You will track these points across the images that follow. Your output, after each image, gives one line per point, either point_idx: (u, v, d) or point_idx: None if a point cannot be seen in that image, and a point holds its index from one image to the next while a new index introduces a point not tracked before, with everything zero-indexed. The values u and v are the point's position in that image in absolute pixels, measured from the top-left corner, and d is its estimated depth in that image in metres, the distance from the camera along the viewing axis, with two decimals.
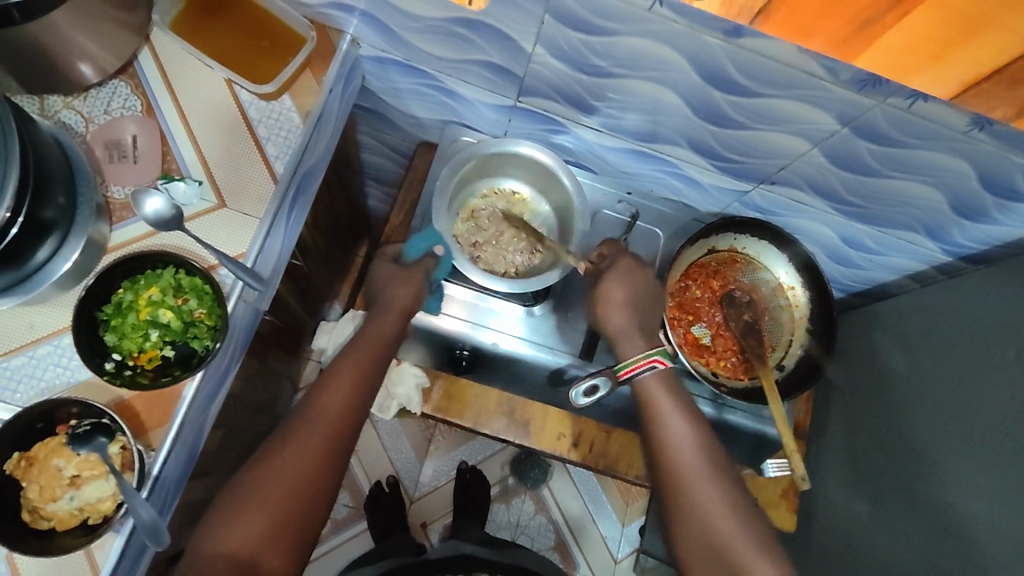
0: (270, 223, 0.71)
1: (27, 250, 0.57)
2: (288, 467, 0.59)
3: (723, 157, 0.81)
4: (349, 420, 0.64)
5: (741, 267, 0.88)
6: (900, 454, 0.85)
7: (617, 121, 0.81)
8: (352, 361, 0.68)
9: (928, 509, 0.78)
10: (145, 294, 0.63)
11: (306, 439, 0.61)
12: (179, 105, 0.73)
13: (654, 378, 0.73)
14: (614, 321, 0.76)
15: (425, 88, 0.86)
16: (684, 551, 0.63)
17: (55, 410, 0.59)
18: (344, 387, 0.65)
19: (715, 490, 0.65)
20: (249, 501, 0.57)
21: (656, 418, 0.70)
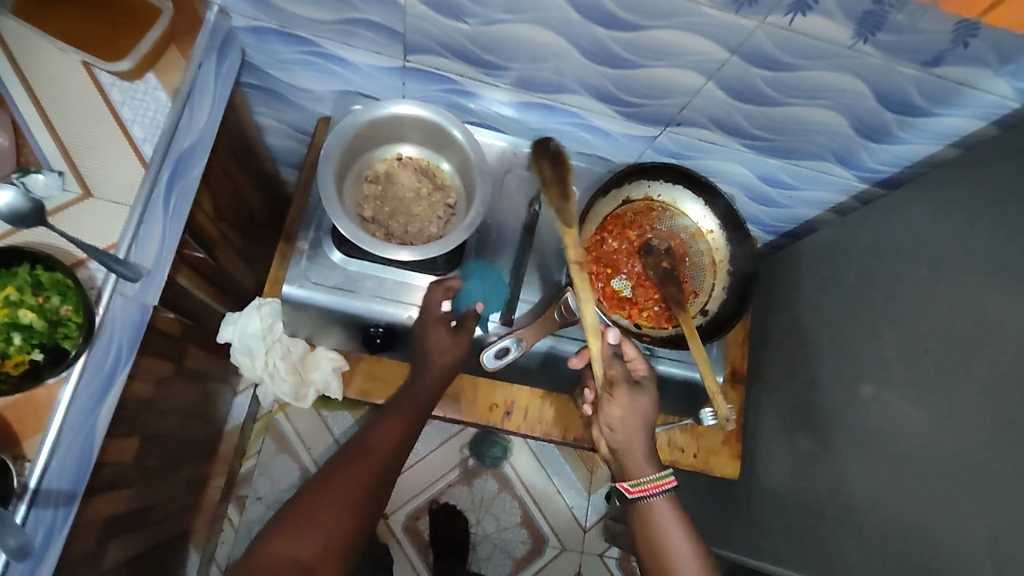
0: (142, 210, 0.67)
1: None
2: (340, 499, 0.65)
3: (624, 102, 0.79)
4: (390, 466, 0.70)
5: (659, 214, 0.86)
6: (830, 388, 0.84)
7: (511, 73, 0.78)
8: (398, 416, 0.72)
9: (860, 436, 0.77)
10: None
11: (353, 480, 0.66)
12: (33, 91, 0.67)
13: (665, 499, 0.69)
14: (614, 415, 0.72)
15: (310, 57, 0.82)
16: None
17: None
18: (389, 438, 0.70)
19: None
20: (303, 527, 0.62)
21: (657, 534, 0.67)
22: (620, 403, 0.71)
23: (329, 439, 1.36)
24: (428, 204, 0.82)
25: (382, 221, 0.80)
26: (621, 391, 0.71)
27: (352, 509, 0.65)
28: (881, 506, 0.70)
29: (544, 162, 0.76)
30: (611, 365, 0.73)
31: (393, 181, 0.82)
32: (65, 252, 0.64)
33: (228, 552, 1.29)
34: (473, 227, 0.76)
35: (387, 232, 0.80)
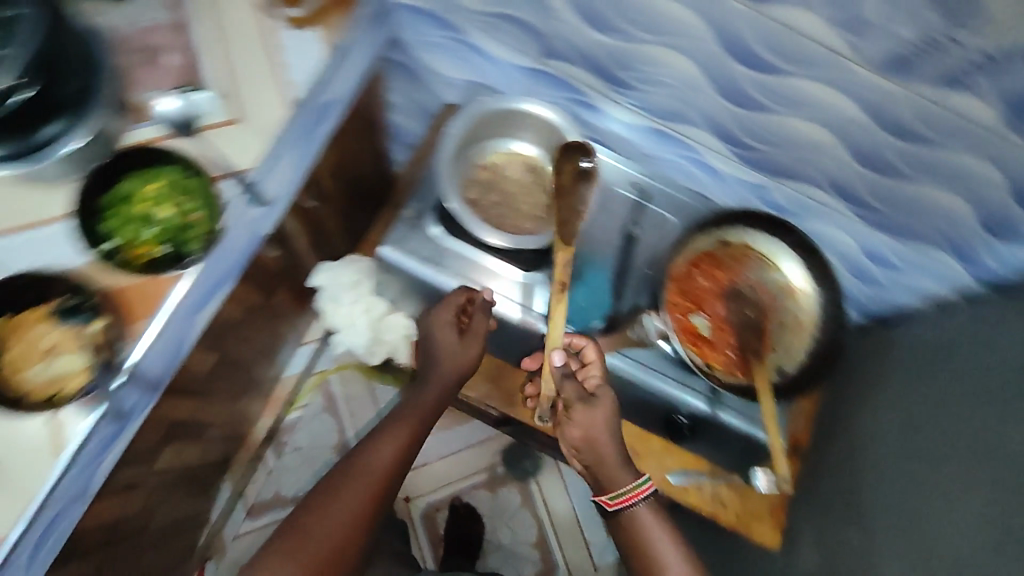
0: (279, 144, 0.72)
1: (30, 122, 0.59)
2: (340, 509, 0.68)
3: (744, 144, 0.79)
4: (389, 479, 0.72)
5: (752, 263, 0.84)
6: (894, 480, 0.80)
7: (638, 94, 0.80)
8: (399, 426, 0.75)
9: (918, 538, 0.72)
10: (145, 190, 0.65)
11: (348, 500, 0.69)
12: (213, 22, 0.74)
13: (649, 509, 0.68)
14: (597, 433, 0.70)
15: (455, 44, 0.88)
16: None
17: (45, 286, 0.61)
18: (386, 458, 0.72)
19: None
20: (290, 548, 0.66)
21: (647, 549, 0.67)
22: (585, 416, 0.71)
23: (371, 411, 1.39)
24: (530, 201, 0.85)
25: (484, 205, 0.84)
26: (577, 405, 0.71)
27: (348, 522, 0.68)
28: None
29: (565, 167, 0.75)
30: (563, 387, 0.74)
31: (503, 171, 0.85)
32: (208, 165, 0.70)
33: (257, 491, 1.34)
34: (569, 230, 0.77)
35: (489, 219, 0.82)
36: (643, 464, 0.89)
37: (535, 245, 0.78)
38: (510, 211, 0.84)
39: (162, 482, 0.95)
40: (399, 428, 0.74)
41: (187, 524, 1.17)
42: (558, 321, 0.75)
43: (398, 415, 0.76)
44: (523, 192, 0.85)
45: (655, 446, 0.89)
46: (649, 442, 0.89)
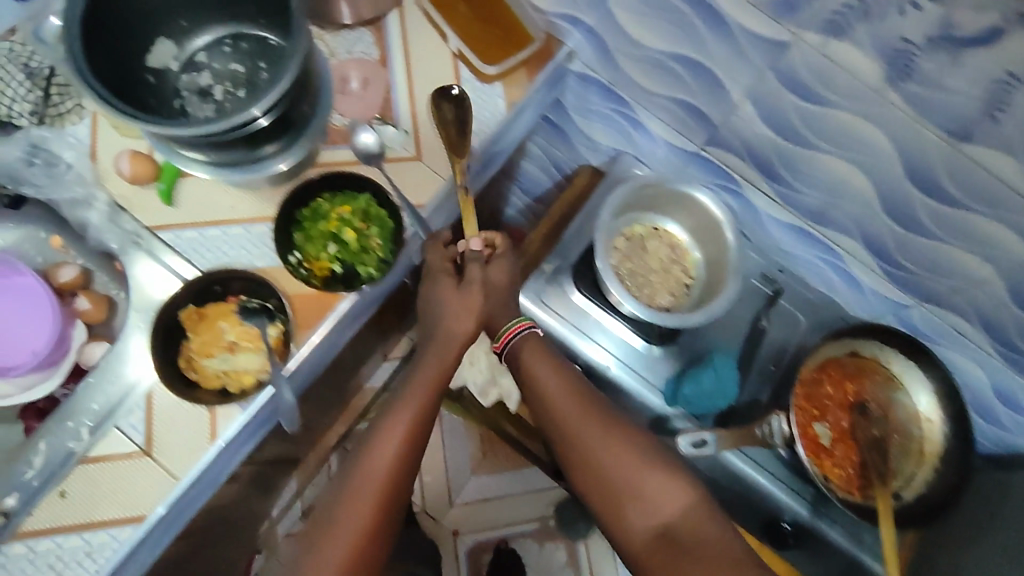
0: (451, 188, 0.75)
1: (257, 142, 0.65)
2: (363, 479, 0.63)
3: (897, 264, 0.79)
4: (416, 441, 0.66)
5: (880, 379, 0.84)
6: None
7: (795, 195, 0.81)
8: (409, 399, 0.67)
9: None
10: (338, 210, 0.70)
11: (377, 458, 0.64)
12: (408, 63, 0.78)
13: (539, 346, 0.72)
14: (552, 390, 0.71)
15: (616, 115, 0.90)
16: None
17: (234, 282, 0.65)
18: (381, 451, 0.64)
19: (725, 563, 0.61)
20: (331, 525, 0.61)
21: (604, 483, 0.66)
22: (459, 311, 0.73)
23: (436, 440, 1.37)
24: (669, 279, 0.85)
25: (626, 275, 0.85)
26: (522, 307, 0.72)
27: (379, 486, 0.63)
28: None
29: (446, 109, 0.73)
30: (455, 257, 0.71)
31: (648, 244, 0.86)
32: None
33: None
34: (712, 317, 0.77)
35: (634, 289, 0.84)
36: None
37: (676, 325, 0.78)
38: (647, 284, 0.85)
39: None
40: (409, 401, 0.67)
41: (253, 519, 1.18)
42: (473, 220, 0.72)
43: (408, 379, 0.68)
44: (663, 269, 0.86)
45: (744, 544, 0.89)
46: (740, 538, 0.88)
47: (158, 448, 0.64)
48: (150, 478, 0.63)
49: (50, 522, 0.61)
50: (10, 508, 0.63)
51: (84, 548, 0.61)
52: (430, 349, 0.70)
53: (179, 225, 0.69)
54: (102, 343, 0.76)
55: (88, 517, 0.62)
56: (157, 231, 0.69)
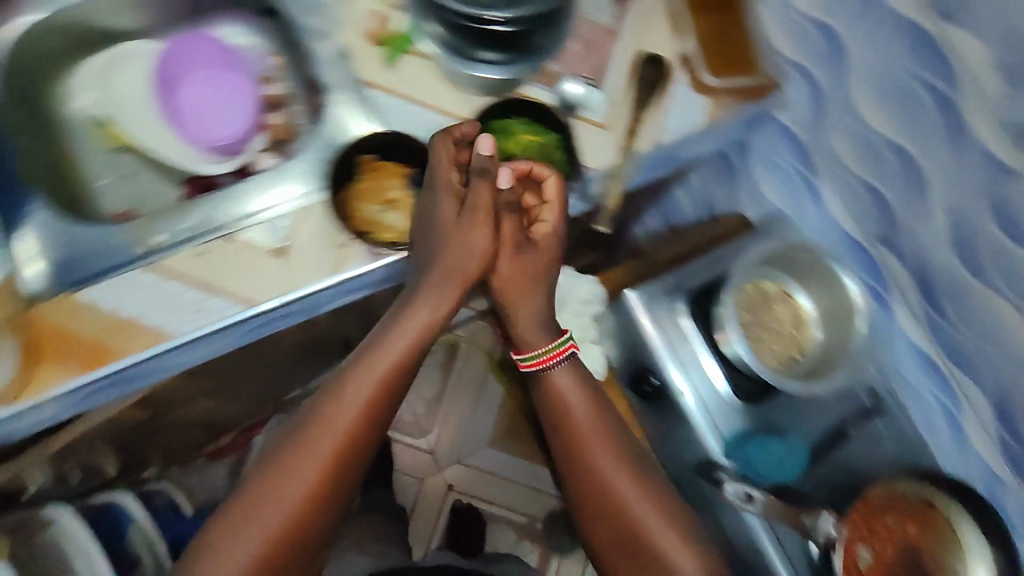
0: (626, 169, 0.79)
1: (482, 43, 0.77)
2: (339, 411, 0.68)
3: (1019, 437, 0.74)
4: (400, 374, 0.71)
5: (943, 541, 0.76)
6: None
7: (941, 325, 0.78)
8: (425, 315, 0.73)
9: None
10: (523, 137, 0.79)
11: (343, 397, 0.69)
12: (634, 46, 0.83)
13: (565, 368, 0.78)
14: (581, 418, 0.77)
15: (800, 177, 0.90)
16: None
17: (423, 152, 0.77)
18: (374, 382, 0.70)
19: (672, 546, 0.72)
20: (284, 464, 0.66)
21: (598, 478, 0.75)
22: (517, 260, 0.79)
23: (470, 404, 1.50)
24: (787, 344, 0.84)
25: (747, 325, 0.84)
26: (506, 248, 0.79)
27: (329, 424, 0.68)
28: None
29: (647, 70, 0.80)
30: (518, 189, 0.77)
31: (777, 306, 0.85)
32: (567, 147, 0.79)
33: None
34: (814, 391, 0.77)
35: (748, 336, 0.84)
36: None
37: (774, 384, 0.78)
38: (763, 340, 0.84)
39: None
40: (391, 351, 0.72)
41: None
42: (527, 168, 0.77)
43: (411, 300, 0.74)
44: (784, 334, 0.84)
45: None
46: None
47: (289, 253, 0.70)
48: (271, 275, 0.69)
49: (188, 267, 0.69)
50: (161, 243, 0.72)
51: (196, 304, 0.68)
52: (443, 267, 0.73)
53: (390, 92, 0.77)
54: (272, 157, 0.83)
55: (210, 282, 0.69)
56: (370, 87, 0.77)
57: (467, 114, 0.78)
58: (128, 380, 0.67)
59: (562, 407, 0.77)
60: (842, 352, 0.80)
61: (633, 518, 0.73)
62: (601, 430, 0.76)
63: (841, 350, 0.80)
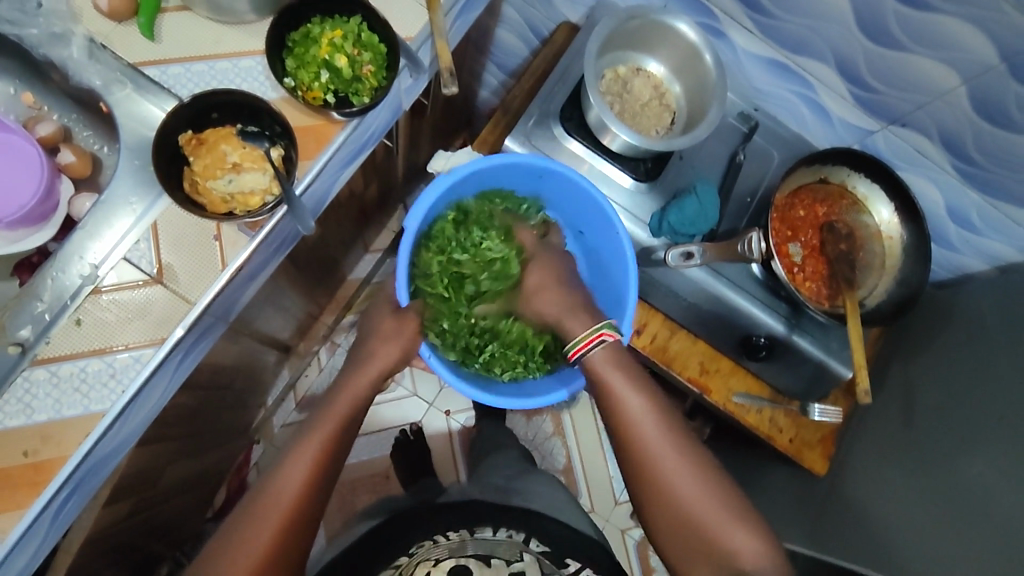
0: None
1: None
2: (288, 480, 0.72)
3: (867, 85, 0.83)
4: (338, 440, 0.76)
5: (848, 203, 0.90)
6: (939, 426, 0.93)
7: (778, 28, 0.82)
8: (308, 443, 0.74)
9: (956, 491, 0.85)
10: (329, 35, 0.67)
11: (292, 475, 0.72)
12: None
13: (607, 358, 0.76)
14: (637, 415, 0.75)
15: None
16: (662, 530, 0.75)
17: (230, 106, 0.64)
18: (307, 465, 0.72)
19: (679, 466, 0.73)
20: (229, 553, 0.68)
21: (654, 476, 0.74)
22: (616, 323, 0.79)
23: None
24: (659, 97, 0.89)
25: (630, 101, 0.88)
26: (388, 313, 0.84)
27: (316, 458, 0.73)
28: (973, 541, 0.78)
29: None
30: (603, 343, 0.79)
31: (634, 84, 0.88)
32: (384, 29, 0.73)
33: (307, 386, 1.38)
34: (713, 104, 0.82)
35: (622, 110, 0.87)
36: (712, 380, 0.97)
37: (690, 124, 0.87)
38: (643, 98, 0.88)
39: (254, 343, 1.01)
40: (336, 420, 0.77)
41: (255, 399, 1.22)
42: (206, 158, 0.62)
43: (317, 420, 0.77)
44: (654, 89, 0.89)
45: (723, 366, 0.97)
46: (719, 361, 0.97)
47: (167, 274, 0.64)
48: (164, 304, 0.64)
49: (69, 347, 0.62)
50: (24, 338, 0.63)
51: (106, 371, 0.62)
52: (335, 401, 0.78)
53: (166, 61, 0.68)
54: (93, 196, 0.72)
55: (106, 342, 0.62)
56: (145, 67, 0.67)
57: (258, 46, 0.69)
58: (81, 480, 0.63)
59: (628, 427, 0.75)
60: (694, 67, 0.85)
61: (707, 513, 0.72)
62: (658, 430, 0.74)
63: (701, 76, 0.84)
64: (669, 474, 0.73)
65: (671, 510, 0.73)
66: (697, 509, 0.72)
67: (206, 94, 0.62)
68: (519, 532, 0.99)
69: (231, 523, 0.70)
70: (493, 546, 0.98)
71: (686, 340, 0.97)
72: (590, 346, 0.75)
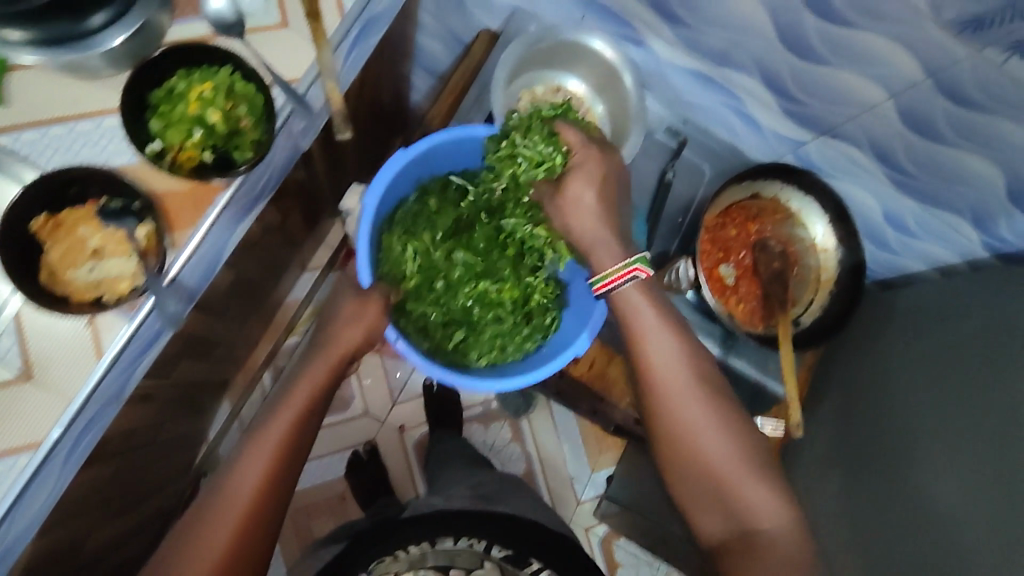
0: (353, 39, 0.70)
1: None
2: (239, 480, 0.56)
3: (795, 96, 0.78)
4: (307, 425, 0.59)
5: (781, 218, 0.87)
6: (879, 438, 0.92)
7: (698, 40, 0.77)
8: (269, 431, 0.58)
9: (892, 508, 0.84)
10: (197, 89, 0.61)
11: (240, 475, 0.56)
12: None
13: (634, 288, 0.64)
14: (663, 370, 0.63)
15: None
16: (682, 507, 0.64)
17: (90, 181, 0.58)
18: (266, 457, 0.56)
19: (704, 422, 0.62)
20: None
21: (679, 443, 0.62)
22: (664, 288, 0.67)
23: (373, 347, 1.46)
24: None
25: None
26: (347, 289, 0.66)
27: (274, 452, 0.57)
28: None
29: None
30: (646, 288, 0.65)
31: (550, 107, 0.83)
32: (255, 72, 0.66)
33: (252, 413, 1.34)
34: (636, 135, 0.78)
35: None
36: None
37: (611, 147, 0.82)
38: None
39: (178, 391, 0.96)
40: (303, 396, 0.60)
41: (193, 437, 1.17)
42: (64, 240, 0.57)
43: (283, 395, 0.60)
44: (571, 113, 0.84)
45: None
46: None
47: (38, 370, 0.59)
48: (37, 403, 0.58)
49: None
50: None
51: None
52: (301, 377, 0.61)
53: (18, 127, 0.61)
54: None
55: None
56: None
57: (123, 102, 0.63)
58: None
59: (649, 387, 0.64)
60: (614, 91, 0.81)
61: (725, 476, 0.61)
62: (692, 379, 0.63)
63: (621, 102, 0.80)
64: (696, 439, 0.62)
65: (689, 483, 0.62)
66: (727, 472, 0.61)
67: (55, 174, 0.56)
68: (478, 539, 0.87)
69: (170, 543, 0.56)
70: (454, 555, 0.88)
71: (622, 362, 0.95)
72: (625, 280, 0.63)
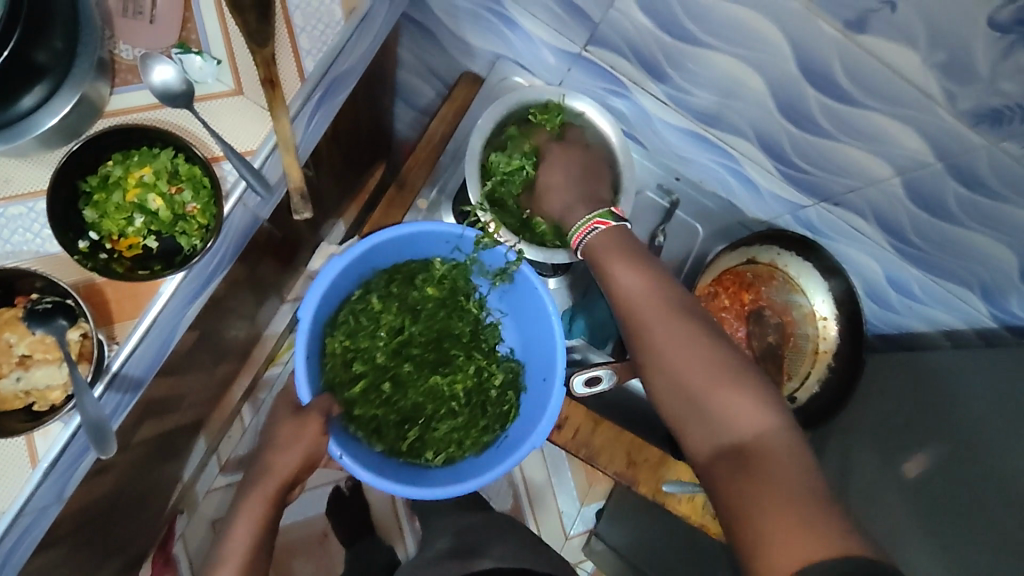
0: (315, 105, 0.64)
1: None
2: None
3: (793, 163, 0.72)
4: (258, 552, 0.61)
5: (778, 285, 0.83)
6: None
7: (691, 102, 0.71)
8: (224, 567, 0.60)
9: None
10: (136, 173, 0.57)
11: None
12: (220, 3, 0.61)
13: (598, 239, 0.66)
14: (630, 282, 0.64)
15: (486, 14, 0.75)
16: (668, 405, 0.62)
17: (18, 280, 0.53)
18: None
19: (676, 329, 0.61)
20: None
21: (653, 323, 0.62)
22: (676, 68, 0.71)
23: None
24: None
25: None
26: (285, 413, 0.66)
27: None
28: None
29: None
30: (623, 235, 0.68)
31: None
32: (203, 144, 0.60)
33: (231, 450, 1.29)
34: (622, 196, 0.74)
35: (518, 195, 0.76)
36: (641, 472, 0.89)
37: None
38: None
39: (142, 449, 0.92)
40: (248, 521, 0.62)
41: (164, 482, 1.13)
42: None
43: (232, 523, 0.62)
44: None
45: (652, 456, 0.89)
46: (647, 450, 0.89)
47: None
48: None
49: None
50: None
51: None
52: (247, 498, 0.63)
53: None
54: None
55: None
56: None
57: None
58: None
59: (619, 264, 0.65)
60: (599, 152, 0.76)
61: (708, 387, 0.58)
62: (661, 310, 0.62)
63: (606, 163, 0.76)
64: (665, 336, 0.61)
65: (675, 367, 0.60)
66: (716, 406, 0.58)
67: None
68: None
69: None
70: None
71: (610, 428, 0.89)
72: (588, 233, 0.67)
